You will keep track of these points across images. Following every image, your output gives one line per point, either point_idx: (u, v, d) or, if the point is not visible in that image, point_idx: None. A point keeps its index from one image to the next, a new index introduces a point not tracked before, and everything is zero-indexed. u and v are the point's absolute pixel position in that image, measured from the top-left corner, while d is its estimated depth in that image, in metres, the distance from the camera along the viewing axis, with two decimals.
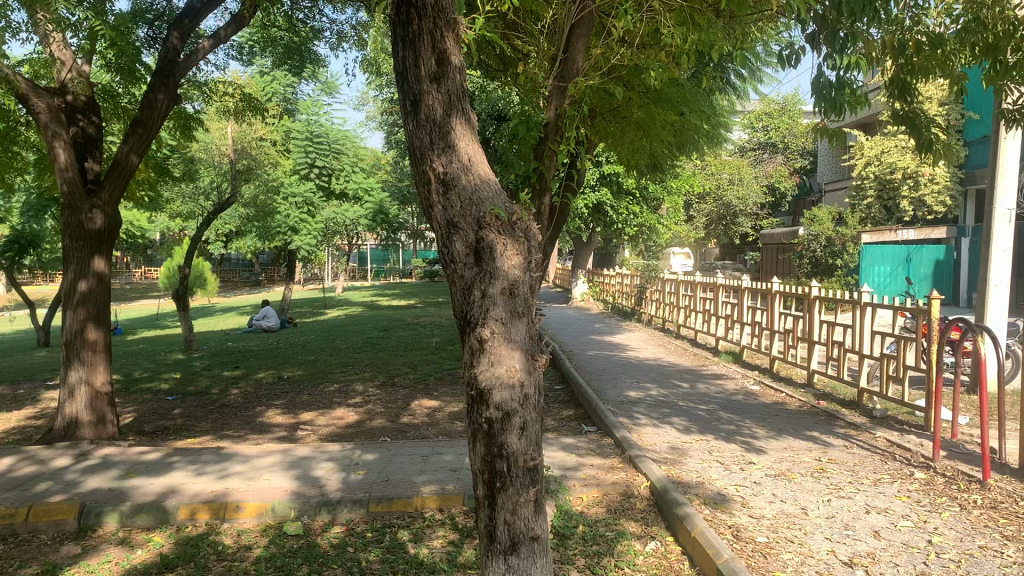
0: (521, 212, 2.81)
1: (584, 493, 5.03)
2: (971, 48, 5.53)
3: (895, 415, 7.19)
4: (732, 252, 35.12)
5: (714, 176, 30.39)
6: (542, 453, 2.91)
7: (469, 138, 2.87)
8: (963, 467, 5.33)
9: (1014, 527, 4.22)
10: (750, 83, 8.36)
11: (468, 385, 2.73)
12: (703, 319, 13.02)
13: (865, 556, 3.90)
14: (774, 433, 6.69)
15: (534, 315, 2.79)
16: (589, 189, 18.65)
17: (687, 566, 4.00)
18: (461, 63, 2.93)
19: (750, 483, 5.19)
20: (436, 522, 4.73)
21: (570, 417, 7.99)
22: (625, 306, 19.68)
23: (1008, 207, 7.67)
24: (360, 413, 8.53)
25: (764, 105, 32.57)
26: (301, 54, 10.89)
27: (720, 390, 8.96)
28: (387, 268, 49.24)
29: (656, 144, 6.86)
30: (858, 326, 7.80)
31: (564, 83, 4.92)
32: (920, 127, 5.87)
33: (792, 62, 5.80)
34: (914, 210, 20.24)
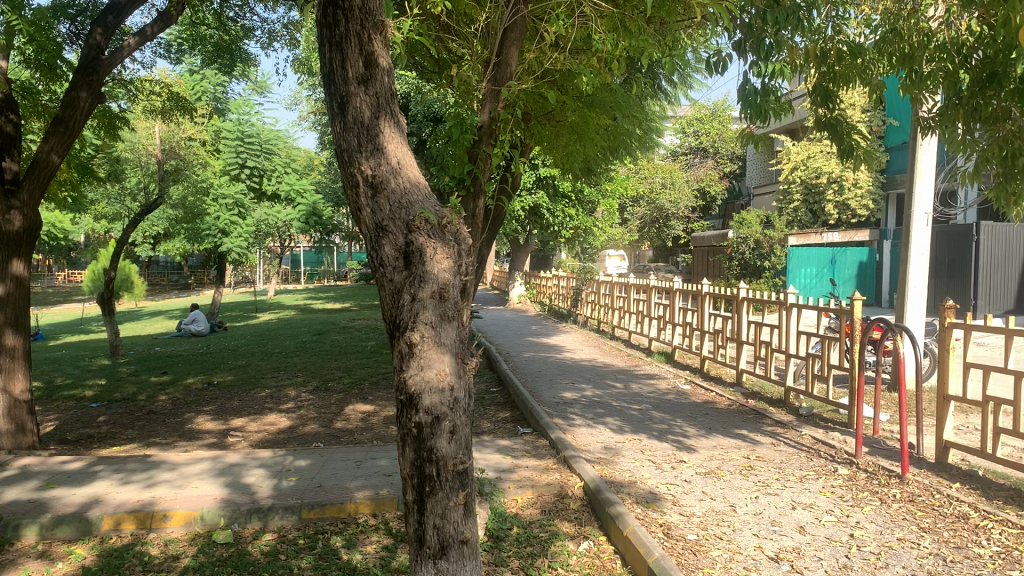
0: (451, 215, 2.81)
1: (519, 495, 5.05)
2: (889, 58, 5.75)
3: (819, 413, 7.41)
4: (665, 254, 35.67)
5: (648, 180, 30.82)
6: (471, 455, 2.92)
7: (399, 141, 2.86)
8: (884, 462, 5.51)
9: (930, 519, 4.39)
10: (681, 90, 8.49)
11: (398, 389, 2.72)
12: (637, 320, 13.20)
13: (791, 551, 4.00)
14: (704, 432, 6.81)
15: (464, 318, 2.79)
16: (526, 192, 18.66)
17: (619, 565, 4.04)
18: (390, 66, 2.93)
19: (680, 481, 5.28)
20: (369, 527, 4.69)
21: (505, 419, 8.01)
22: (562, 308, 19.80)
23: (926, 209, 7.95)
24: (292, 418, 8.41)
25: (696, 110, 33.15)
26: (232, 53, 10.66)
27: (653, 390, 9.09)
28: (321, 270, 48.61)
29: (591, 149, 6.89)
30: (785, 327, 8.02)
31: (498, 86, 4.89)
32: (841, 133, 6.07)
33: (719, 69, 5.94)
34: (839, 214, 20.89)
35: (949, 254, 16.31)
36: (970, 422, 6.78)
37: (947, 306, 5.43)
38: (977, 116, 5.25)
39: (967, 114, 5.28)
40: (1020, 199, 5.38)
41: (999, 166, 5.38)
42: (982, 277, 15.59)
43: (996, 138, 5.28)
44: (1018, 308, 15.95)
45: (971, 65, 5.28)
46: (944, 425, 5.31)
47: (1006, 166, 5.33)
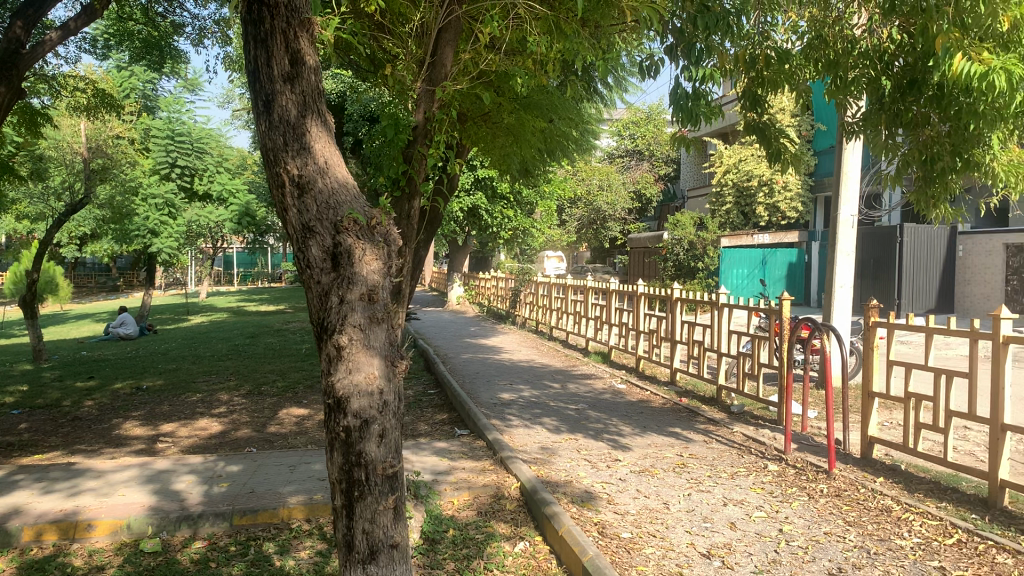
0: (381, 216, 2.78)
1: (456, 497, 5.03)
2: (815, 64, 5.90)
3: (750, 410, 7.57)
4: (602, 255, 36.03)
5: (585, 182, 31.10)
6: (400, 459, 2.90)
7: (326, 141, 2.83)
8: (812, 458, 5.66)
9: (854, 513, 4.52)
10: (617, 93, 8.56)
11: (325, 393, 2.68)
12: (574, 321, 13.30)
13: (722, 547, 4.08)
14: (639, 430, 6.90)
15: (393, 319, 2.76)
16: (464, 193, 18.58)
17: (554, 565, 4.06)
18: (316, 64, 2.90)
19: (615, 480, 5.33)
20: (303, 533, 4.62)
21: (443, 420, 7.97)
22: (500, 309, 19.84)
23: (851, 213, 8.20)
24: (225, 423, 8.23)
25: (632, 113, 33.50)
26: (162, 50, 10.41)
27: (590, 389, 9.16)
28: (255, 271, 47.79)
29: (527, 150, 6.89)
30: (717, 327, 8.17)
31: (433, 86, 4.86)
32: (769, 137, 6.20)
33: (651, 73, 6.01)
34: (769, 216, 21.37)
35: (873, 255, 16.83)
36: (893, 418, 7.01)
37: (871, 305, 5.59)
38: (898, 121, 5.45)
39: (889, 120, 5.46)
40: (940, 202, 5.61)
41: (920, 169, 5.59)
42: (906, 277, 16.11)
43: (917, 143, 5.48)
44: (939, 305, 16.52)
45: (892, 71, 5.45)
46: (869, 420, 5.47)
47: (926, 170, 5.53)
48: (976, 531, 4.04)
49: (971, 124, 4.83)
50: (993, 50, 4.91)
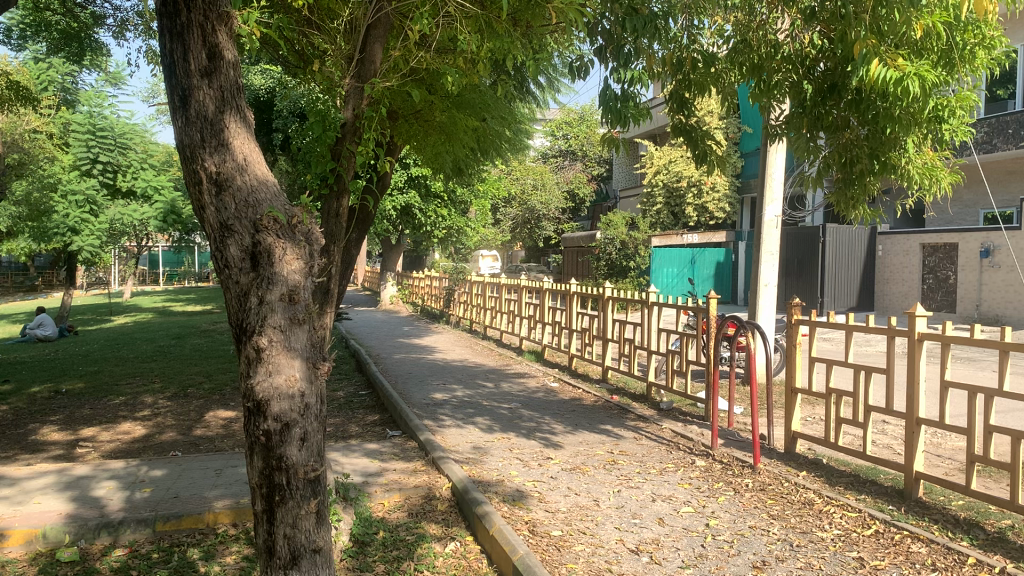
0: (301, 215, 2.74)
1: (386, 499, 4.99)
2: (740, 68, 6.00)
3: (679, 407, 7.70)
4: (537, 254, 36.18)
5: (519, 181, 31.17)
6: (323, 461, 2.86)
7: (245, 137, 2.77)
8: (738, 453, 5.77)
9: (778, 506, 4.63)
10: (550, 93, 8.57)
11: (245, 396, 2.62)
12: (508, 320, 13.32)
13: (650, 543, 4.13)
14: (571, 429, 6.94)
15: (315, 320, 2.72)
16: (397, 192, 18.47)
17: (485, 565, 4.06)
18: (235, 59, 2.84)
19: (547, 478, 5.35)
20: (229, 538, 4.53)
21: (374, 422, 7.89)
22: (433, 309, 19.76)
23: (775, 214, 8.40)
24: (148, 426, 8.00)
25: (565, 114, 33.66)
26: (82, 42, 10.03)
27: (523, 388, 9.18)
28: (181, 271, 46.64)
29: (459, 150, 6.86)
30: (647, 325, 8.28)
31: (362, 83, 4.76)
32: (696, 140, 6.30)
33: (581, 75, 6.06)
34: (698, 216, 21.78)
35: (797, 254, 17.37)
36: (815, 413, 7.21)
37: (794, 303, 5.72)
38: (819, 124, 5.60)
39: (811, 123, 5.61)
40: (859, 203, 5.80)
41: (840, 171, 5.75)
42: (828, 276, 16.63)
43: (837, 146, 5.64)
44: (860, 303, 17.09)
45: (814, 75, 5.59)
46: (792, 416, 5.61)
47: (846, 172, 5.70)
48: (893, 521, 4.18)
49: (889, 128, 5.01)
50: (908, 57, 5.08)
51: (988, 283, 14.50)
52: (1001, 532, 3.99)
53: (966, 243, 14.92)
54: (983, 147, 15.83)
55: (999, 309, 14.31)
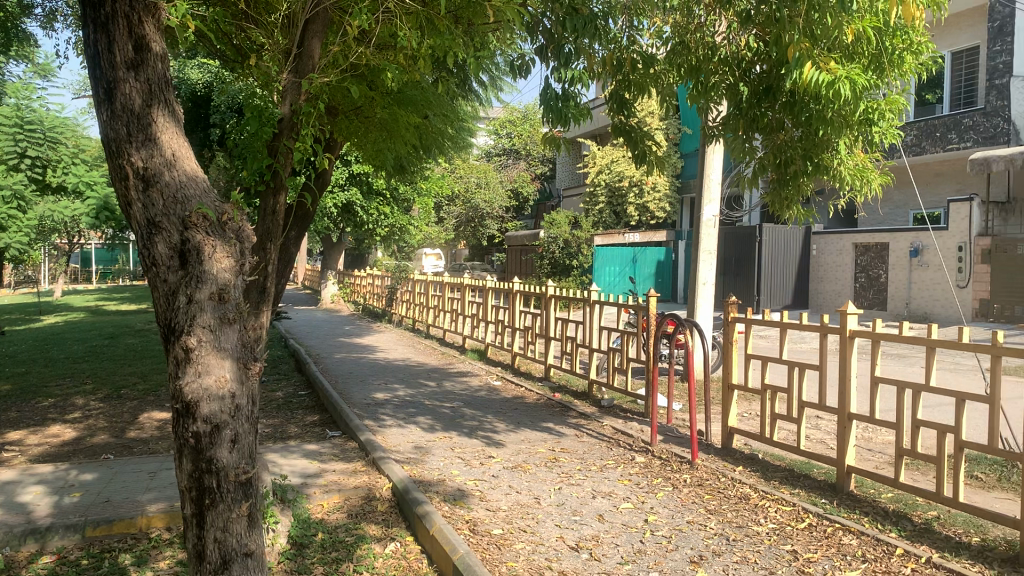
0: (232, 211, 2.69)
1: (325, 500, 4.92)
2: (679, 69, 6.07)
3: (620, 404, 7.78)
4: (480, 252, 36.11)
5: (463, 179, 31.05)
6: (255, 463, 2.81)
7: (173, 132, 2.70)
8: (677, 449, 5.85)
9: (715, 501, 4.71)
10: (493, 91, 8.52)
11: (173, 398, 2.56)
12: (451, 319, 13.28)
13: (590, 539, 4.16)
14: (513, 427, 6.95)
15: (246, 319, 2.67)
16: (339, 188, 18.19)
17: (425, 565, 4.04)
18: (163, 51, 2.77)
19: (488, 476, 5.35)
20: (162, 542, 4.42)
21: (313, 422, 7.78)
22: (376, 308, 19.57)
23: (714, 214, 8.53)
24: (79, 429, 7.76)
25: (508, 113, 33.43)
26: (8, 31, 9.70)
27: (466, 387, 9.16)
28: (116, 270, 45.43)
29: (400, 146, 6.78)
30: (589, 323, 8.33)
31: (299, 78, 4.67)
32: (635, 140, 6.35)
33: (522, 73, 6.06)
34: (640, 216, 22.01)
35: (735, 253, 17.75)
36: (751, 409, 7.36)
37: (729, 301, 5.81)
38: (755, 126, 5.70)
39: (747, 124, 5.70)
40: (793, 203, 5.92)
41: (774, 172, 5.87)
42: (764, 275, 17.02)
43: (772, 147, 5.75)
44: (795, 302, 17.49)
45: (750, 77, 5.69)
46: (729, 412, 5.70)
47: (780, 173, 5.83)
48: (825, 514, 4.28)
49: (821, 129, 5.13)
50: (840, 60, 5.20)
51: (917, 281, 14.97)
52: (927, 523, 4.12)
53: (897, 242, 15.36)
54: (912, 149, 16.35)
55: (928, 307, 14.77)
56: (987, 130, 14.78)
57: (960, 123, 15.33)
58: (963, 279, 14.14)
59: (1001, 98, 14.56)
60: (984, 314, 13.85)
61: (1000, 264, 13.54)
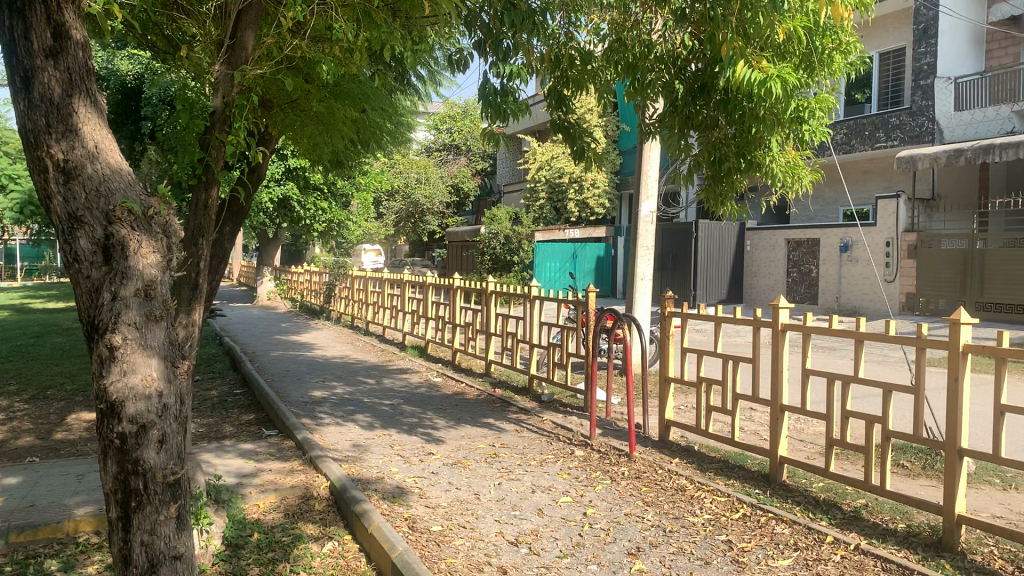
0: (158, 206, 2.63)
1: (262, 500, 4.85)
2: (616, 66, 6.13)
3: (559, 399, 7.83)
4: (420, 249, 35.85)
5: (403, 175, 30.83)
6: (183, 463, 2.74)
7: (96, 124, 2.62)
8: (615, 442, 5.90)
9: (653, 493, 4.77)
10: (431, 86, 8.46)
11: (97, 397, 2.48)
12: (391, 316, 13.17)
13: (529, 534, 4.17)
14: (453, 423, 6.94)
15: (173, 316, 2.61)
16: (274, 183, 17.83)
17: (364, 563, 4.01)
18: (84, 38, 2.68)
19: (428, 473, 5.33)
20: (91, 546, 4.30)
21: (249, 421, 7.64)
22: (314, 305, 19.30)
23: (651, 210, 8.63)
24: (2, 431, 7.48)
25: (448, 107, 32.92)
26: None
27: (406, 384, 9.11)
28: (42, 267, 43.94)
29: (337, 139, 6.69)
30: (529, 318, 8.34)
31: (232, 70, 4.56)
32: (574, 136, 6.37)
33: (460, 67, 6.03)
34: (580, 212, 22.19)
35: (673, 249, 18.06)
36: (687, 401, 7.48)
37: (666, 296, 5.87)
38: (690, 123, 5.79)
39: (682, 122, 5.79)
40: (727, 199, 6.03)
41: (709, 169, 5.98)
42: (700, 270, 17.35)
43: (706, 144, 5.86)
44: (730, 296, 17.84)
45: (686, 75, 5.76)
46: (666, 405, 5.78)
47: (714, 169, 5.94)
48: (758, 504, 4.37)
49: (754, 127, 5.25)
50: (773, 58, 5.30)
51: (847, 276, 15.37)
52: (856, 511, 4.24)
53: (827, 238, 15.73)
54: (842, 148, 16.75)
55: (857, 301, 15.18)
56: (913, 129, 15.22)
57: (887, 122, 15.76)
58: (890, 273, 14.54)
59: (926, 98, 14.97)
60: (910, 307, 14.30)
61: (924, 259, 13.98)
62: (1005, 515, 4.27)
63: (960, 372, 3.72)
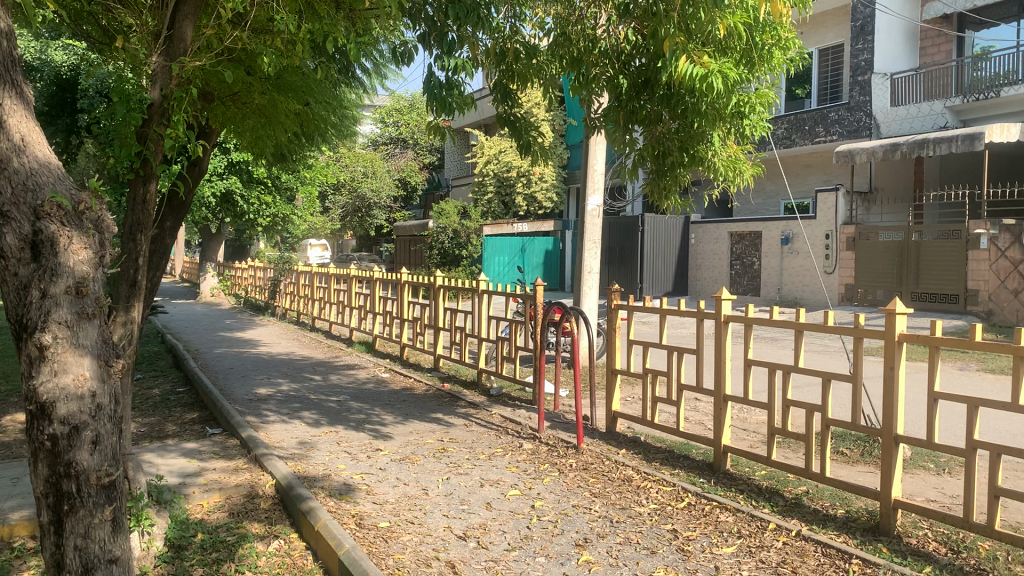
0: (90, 200, 2.56)
1: (206, 500, 4.77)
2: (561, 60, 6.14)
3: (508, 392, 7.84)
4: (368, 243, 35.51)
5: (349, 168, 30.54)
6: (118, 463, 2.68)
7: (22, 116, 2.55)
8: (563, 435, 5.94)
9: (600, 484, 4.81)
10: (377, 79, 8.37)
11: (26, 399, 2.41)
12: (338, 311, 13.05)
13: (477, 528, 4.18)
14: (401, 419, 6.90)
15: (107, 314, 2.55)
16: (216, 177, 17.52)
17: (311, 561, 3.97)
18: (7, 28, 2.61)
19: (375, 470, 5.29)
20: (27, 551, 4.18)
21: (192, 420, 7.50)
22: (259, 300, 19.00)
23: (597, 203, 8.73)
24: None
25: (395, 100, 32.83)
26: None
27: (353, 380, 9.04)
28: None
29: (280, 133, 6.62)
30: (478, 312, 8.34)
31: (170, 61, 4.44)
32: (519, 130, 6.38)
33: (404, 60, 5.98)
34: (528, 206, 22.22)
35: (620, 243, 18.23)
36: (633, 392, 7.57)
37: (612, 289, 5.91)
38: (634, 118, 5.83)
39: (626, 116, 5.79)
40: (671, 192, 6.11)
41: (653, 163, 6.05)
42: (647, 263, 17.55)
43: (651, 138, 5.92)
44: (675, 288, 18.07)
45: (630, 69, 5.80)
46: (612, 397, 5.83)
47: (659, 164, 6.02)
48: (703, 493, 4.44)
49: (696, 121, 5.32)
50: (714, 53, 5.36)
51: (789, 268, 15.67)
52: (798, 498, 4.33)
53: (769, 230, 16.04)
54: (783, 142, 17.07)
55: (798, 293, 15.49)
56: (851, 124, 15.59)
57: (826, 117, 16.11)
58: (830, 265, 14.92)
59: (864, 94, 15.38)
60: (849, 298, 14.64)
61: (863, 252, 14.35)
62: (939, 498, 4.41)
63: (896, 361, 3.82)
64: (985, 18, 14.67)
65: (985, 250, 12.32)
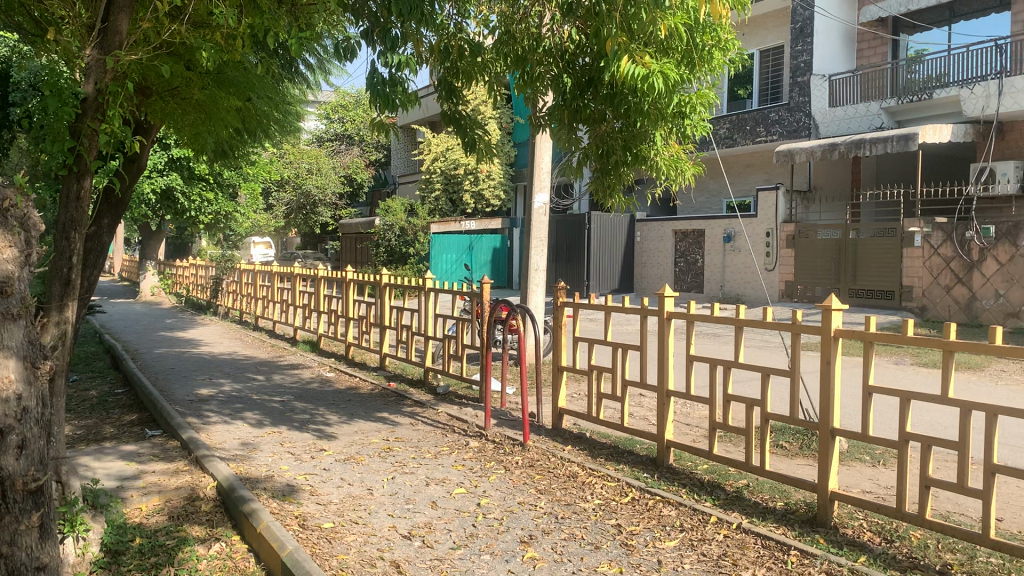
0: (15, 198, 2.50)
1: (144, 503, 4.67)
2: (505, 59, 6.13)
3: (455, 391, 7.83)
4: (312, 241, 35.06)
5: (293, 165, 30.08)
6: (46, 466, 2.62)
7: None
8: (509, 432, 5.95)
9: (546, 481, 4.83)
10: (321, 75, 8.26)
11: None
12: (282, 310, 12.87)
13: (422, 527, 4.16)
14: (345, 418, 6.84)
15: (32, 314, 2.48)
16: (156, 174, 17.15)
17: (253, 564, 3.91)
18: None
19: (319, 470, 5.23)
20: None
21: (131, 422, 7.33)
22: (201, 299, 18.63)
23: (544, 201, 8.73)
24: None
25: (340, 96, 32.41)
26: None
27: (297, 380, 8.92)
28: None
29: (220, 129, 6.52)
30: (424, 310, 8.29)
31: (104, 55, 4.29)
32: (463, 127, 6.35)
33: (347, 57, 5.92)
34: (475, 204, 22.20)
35: (567, 240, 18.33)
36: (579, 390, 7.63)
37: (558, 287, 5.93)
38: (578, 117, 5.88)
39: (571, 115, 5.91)
40: (615, 190, 6.17)
41: (597, 161, 6.10)
42: (593, 261, 17.67)
43: (595, 137, 5.98)
44: (621, 285, 18.23)
45: (574, 68, 5.84)
46: (558, 394, 5.86)
47: (603, 162, 6.08)
48: (647, 488, 4.49)
49: (639, 121, 5.39)
50: (655, 54, 5.42)
51: (731, 265, 15.94)
52: (738, 491, 4.41)
53: (712, 228, 16.28)
54: (725, 142, 17.34)
55: (740, 289, 15.76)
56: (791, 124, 15.96)
57: (767, 117, 16.43)
58: (771, 262, 15.22)
59: (803, 94, 15.83)
60: (789, 295, 14.95)
61: (803, 249, 14.67)
62: (874, 489, 4.54)
63: (832, 355, 3.90)
64: (917, 22, 15.15)
65: (918, 247, 12.67)
